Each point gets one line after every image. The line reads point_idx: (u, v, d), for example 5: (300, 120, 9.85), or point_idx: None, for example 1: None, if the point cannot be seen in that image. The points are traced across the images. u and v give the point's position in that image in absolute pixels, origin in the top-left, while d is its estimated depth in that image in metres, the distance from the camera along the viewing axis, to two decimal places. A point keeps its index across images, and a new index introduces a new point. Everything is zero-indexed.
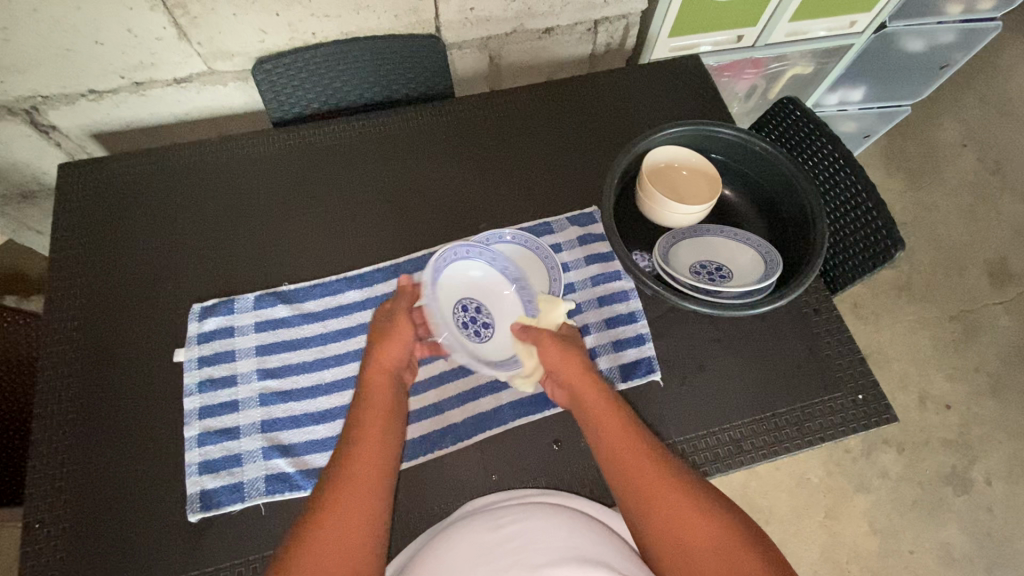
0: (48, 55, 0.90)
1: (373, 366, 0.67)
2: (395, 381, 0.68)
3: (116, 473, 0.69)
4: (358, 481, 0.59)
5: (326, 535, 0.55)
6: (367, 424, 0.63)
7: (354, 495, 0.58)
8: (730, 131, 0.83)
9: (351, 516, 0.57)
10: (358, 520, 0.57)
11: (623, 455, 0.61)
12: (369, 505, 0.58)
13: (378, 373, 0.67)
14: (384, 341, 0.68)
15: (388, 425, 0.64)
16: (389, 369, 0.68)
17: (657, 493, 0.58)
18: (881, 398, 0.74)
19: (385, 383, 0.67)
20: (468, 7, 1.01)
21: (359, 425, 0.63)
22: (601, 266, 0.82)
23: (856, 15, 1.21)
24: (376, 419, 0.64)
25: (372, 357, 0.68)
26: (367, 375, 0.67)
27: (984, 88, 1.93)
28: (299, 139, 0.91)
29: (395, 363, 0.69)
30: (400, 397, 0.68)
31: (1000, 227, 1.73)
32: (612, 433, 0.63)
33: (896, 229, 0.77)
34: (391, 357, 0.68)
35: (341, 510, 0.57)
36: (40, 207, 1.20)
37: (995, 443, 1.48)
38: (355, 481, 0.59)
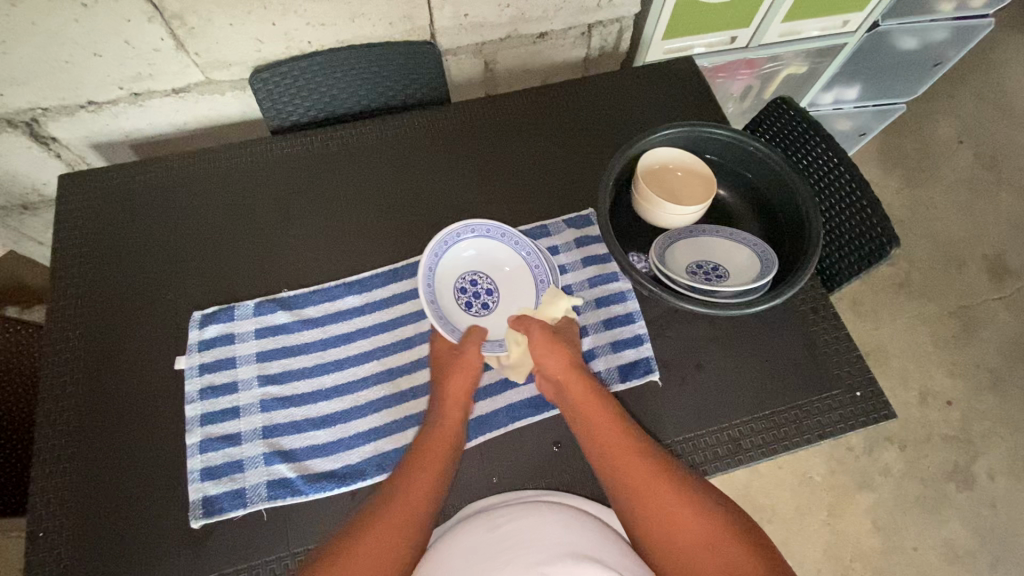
0: (48, 68, 0.91)
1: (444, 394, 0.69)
2: (463, 413, 0.69)
3: (119, 481, 0.69)
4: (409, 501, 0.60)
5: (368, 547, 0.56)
6: (429, 449, 0.65)
7: (400, 515, 0.59)
8: (725, 132, 0.83)
9: (391, 535, 0.57)
10: (397, 536, 0.58)
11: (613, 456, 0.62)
12: (414, 522, 0.59)
13: (451, 401, 0.68)
14: (458, 374, 0.69)
15: (448, 455, 0.65)
16: (462, 399, 0.69)
17: (643, 487, 0.59)
18: (879, 394, 0.74)
19: (454, 414, 0.68)
20: (462, 13, 1.02)
21: (418, 449, 0.65)
22: (598, 267, 0.83)
23: (849, 15, 1.22)
24: (438, 446, 0.65)
25: (448, 384, 0.69)
26: (439, 399, 0.68)
27: (979, 85, 1.94)
28: (297, 147, 0.92)
29: (466, 394, 0.69)
30: (463, 432, 0.68)
31: (998, 222, 1.73)
32: (600, 427, 0.64)
33: (891, 226, 0.77)
34: (461, 390, 0.69)
35: (390, 526, 0.58)
36: (41, 217, 1.20)
37: (997, 439, 1.48)
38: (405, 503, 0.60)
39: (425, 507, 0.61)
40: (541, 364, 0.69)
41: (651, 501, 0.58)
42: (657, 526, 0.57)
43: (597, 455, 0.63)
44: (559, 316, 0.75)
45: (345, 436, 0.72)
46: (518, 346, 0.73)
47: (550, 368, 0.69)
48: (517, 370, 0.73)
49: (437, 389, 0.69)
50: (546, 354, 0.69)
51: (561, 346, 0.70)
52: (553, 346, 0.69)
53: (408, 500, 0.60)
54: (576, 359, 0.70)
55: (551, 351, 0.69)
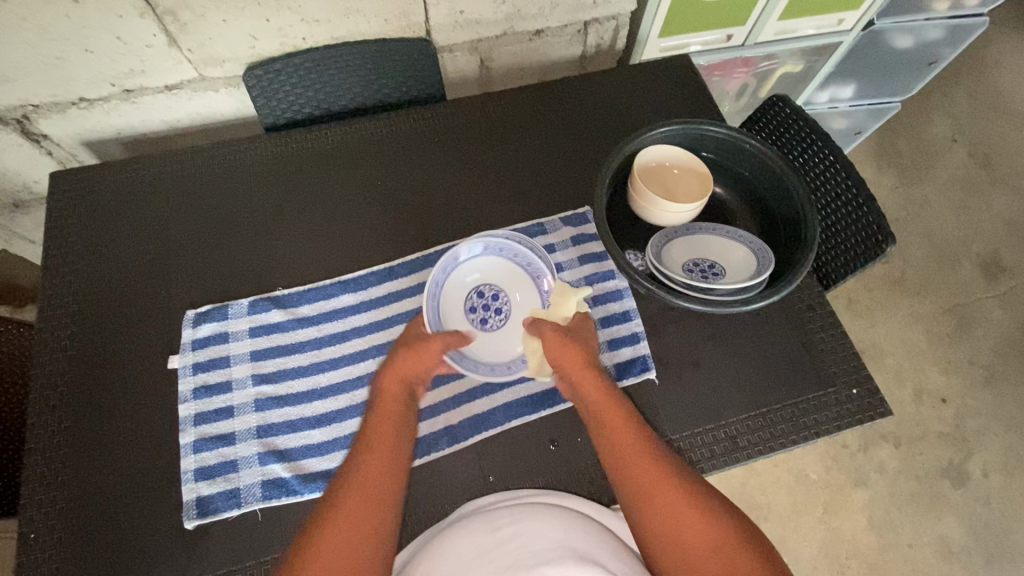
0: (38, 64, 0.90)
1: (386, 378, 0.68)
2: (408, 394, 0.68)
3: (112, 481, 0.69)
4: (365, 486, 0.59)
5: (326, 542, 0.55)
6: (379, 434, 0.63)
7: (359, 502, 0.58)
8: (722, 130, 0.83)
9: (352, 524, 0.57)
10: (364, 523, 0.57)
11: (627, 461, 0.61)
12: (374, 505, 0.58)
13: (393, 383, 0.68)
14: (405, 356, 0.68)
15: (399, 435, 0.64)
16: (404, 380, 0.68)
17: (652, 490, 0.58)
18: (876, 392, 0.74)
19: (398, 395, 0.67)
20: (458, 10, 1.02)
21: (367, 434, 0.63)
22: (594, 266, 0.82)
23: (844, 13, 1.22)
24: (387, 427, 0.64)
25: (391, 367, 0.68)
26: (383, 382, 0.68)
27: (973, 83, 1.95)
28: (291, 144, 0.91)
29: (413, 375, 0.68)
30: (411, 413, 0.67)
31: (991, 221, 1.74)
32: (615, 431, 0.63)
33: (887, 224, 0.77)
34: (410, 371, 0.68)
35: (348, 516, 0.57)
36: (32, 215, 1.19)
37: (991, 436, 1.49)
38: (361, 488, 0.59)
39: (387, 490, 0.60)
40: (557, 366, 0.68)
41: (659, 505, 0.58)
42: (665, 529, 0.57)
43: (610, 456, 0.62)
44: (571, 312, 0.74)
45: (341, 435, 0.72)
46: (535, 353, 0.72)
47: (565, 368, 0.68)
48: (542, 372, 0.72)
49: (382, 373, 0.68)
50: (564, 357, 0.68)
51: (578, 347, 0.68)
52: (569, 347, 0.68)
53: (360, 482, 0.60)
54: (592, 359, 0.68)
55: (568, 354, 0.68)
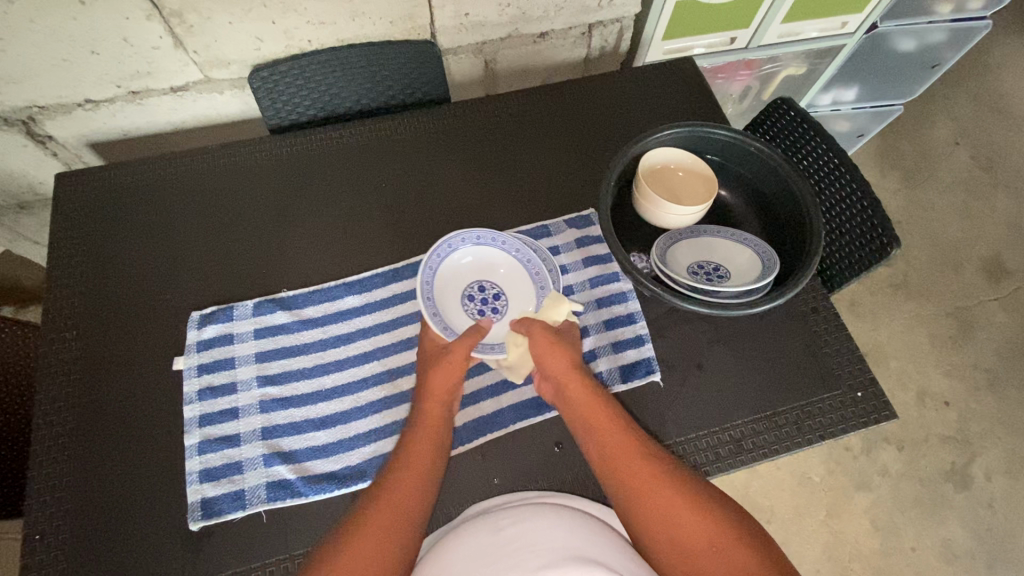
0: (45, 66, 0.90)
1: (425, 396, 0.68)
2: (444, 410, 0.68)
3: (117, 482, 0.69)
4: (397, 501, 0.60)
5: (356, 551, 0.55)
6: (415, 456, 0.63)
7: (393, 529, 0.58)
8: (726, 132, 0.83)
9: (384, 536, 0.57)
10: (397, 542, 0.57)
11: (619, 459, 0.61)
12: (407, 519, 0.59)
13: (429, 400, 0.68)
14: (439, 372, 0.68)
15: (435, 457, 0.64)
16: (440, 397, 0.68)
17: (648, 484, 0.59)
18: (880, 395, 0.74)
19: (435, 413, 0.67)
20: (463, 13, 1.02)
21: (412, 462, 0.63)
22: (599, 268, 0.82)
23: (848, 16, 1.22)
24: (422, 447, 0.64)
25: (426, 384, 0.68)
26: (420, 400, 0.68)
27: (976, 86, 1.95)
28: (295, 146, 0.91)
29: (449, 391, 0.68)
30: (448, 429, 0.68)
31: (994, 224, 1.74)
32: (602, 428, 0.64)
33: (892, 227, 0.77)
34: (444, 390, 0.68)
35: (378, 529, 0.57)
36: (37, 216, 1.19)
37: (994, 439, 1.49)
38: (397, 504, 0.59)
39: (416, 508, 0.60)
40: (542, 364, 0.69)
41: (658, 500, 0.58)
42: (664, 526, 0.56)
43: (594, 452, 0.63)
44: (561, 319, 0.74)
45: (345, 437, 0.72)
46: (518, 347, 0.71)
47: (552, 369, 0.68)
48: (515, 371, 0.72)
49: (419, 392, 0.69)
50: (548, 356, 0.68)
51: (562, 347, 0.69)
52: (555, 348, 0.69)
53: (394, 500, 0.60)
54: (577, 359, 0.69)
55: (552, 354, 0.68)
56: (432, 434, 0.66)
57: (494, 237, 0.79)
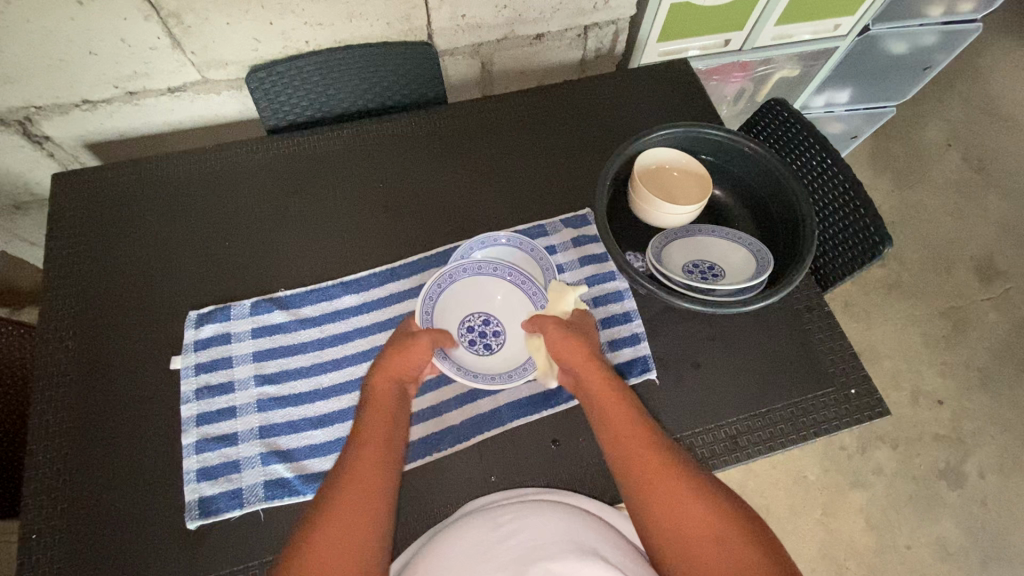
0: (41, 66, 0.90)
1: (378, 376, 0.67)
2: (399, 391, 0.68)
3: (113, 481, 0.69)
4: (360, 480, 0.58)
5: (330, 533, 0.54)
6: (373, 433, 0.62)
7: (357, 509, 0.56)
8: (721, 132, 0.84)
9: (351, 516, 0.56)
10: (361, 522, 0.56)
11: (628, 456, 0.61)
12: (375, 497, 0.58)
13: (384, 381, 0.67)
14: (395, 354, 0.68)
15: (393, 436, 0.63)
16: (395, 378, 0.68)
17: (649, 477, 0.59)
18: (873, 392, 0.75)
19: (389, 392, 0.67)
20: (460, 15, 1.03)
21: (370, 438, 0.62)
22: (595, 267, 0.83)
23: (840, 18, 1.24)
24: (379, 424, 0.64)
25: (381, 366, 0.67)
26: (375, 382, 0.67)
27: (967, 89, 1.97)
28: (293, 147, 0.92)
29: (405, 372, 0.68)
30: (403, 408, 0.67)
31: (986, 224, 1.76)
32: (618, 422, 0.64)
33: (884, 226, 0.78)
34: (401, 369, 0.68)
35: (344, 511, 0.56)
36: (33, 217, 1.19)
37: (987, 438, 1.50)
38: (359, 481, 0.58)
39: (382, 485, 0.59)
40: (559, 360, 0.69)
41: (659, 492, 0.58)
42: (664, 518, 0.57)
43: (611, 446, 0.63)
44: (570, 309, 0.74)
45: (343, 436, 0.72)
46: (537, 349, 0.72)
47: (568, 362, 0.69)
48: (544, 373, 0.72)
49: (373, 372, 0.68)
50: (565, 348, 0.68)
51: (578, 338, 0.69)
52: (570, 341, 0.69)
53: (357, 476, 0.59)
54: (593, 352, 0.69)
55: (569, 347, 0.68)
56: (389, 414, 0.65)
57: (496, 238, 0.79)
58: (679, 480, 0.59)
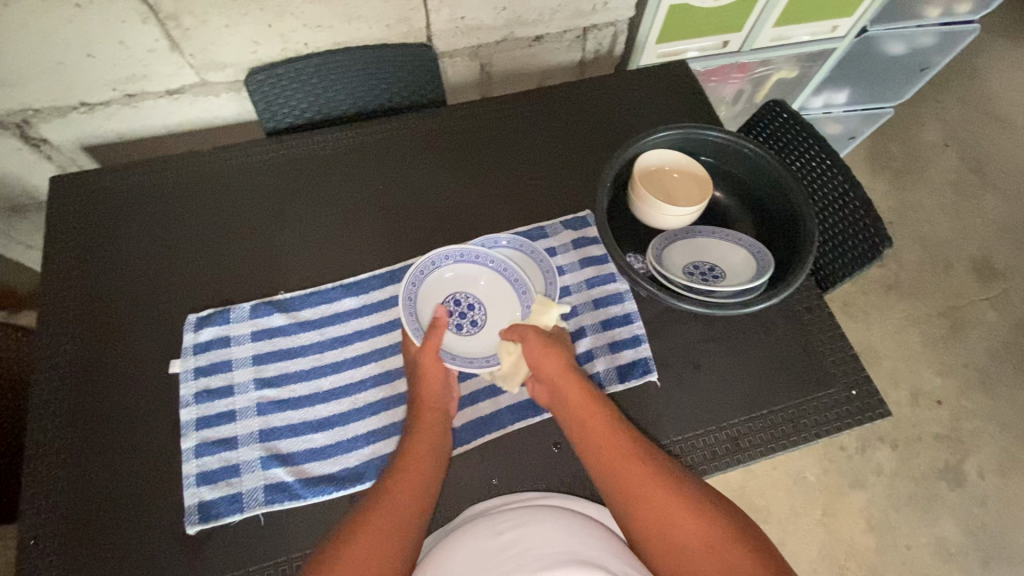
0: (40, 69, 0.90)
1: (422, 401, 0.68)
2: (441, 416, 0.69)
3: (113, 486, 0.68)
4: (401, 505, 0.60)
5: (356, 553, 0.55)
6: (413, 460, 0.64)
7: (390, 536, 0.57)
8: (720, 134, 0.85)
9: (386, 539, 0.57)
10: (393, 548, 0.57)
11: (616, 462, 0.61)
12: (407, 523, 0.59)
13: (425, 406, 0.68)
14: (425, 379, 0.69)
15: (431, 463, 0.65)
16: (433, 404, 0.69)
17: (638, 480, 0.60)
18: (875, 393, 0.75)
19: (429, 417, 0.68)
20: (459, 16, 1.03)
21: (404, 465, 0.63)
22: (595, 269, 0.83)
23: (838, 20, 1.24)
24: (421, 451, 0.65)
25: (421, 392, 0.69)
26: (417, 406, 0.68)
27: (964, 89, 1.97)
28: (292, 149, 0.91)
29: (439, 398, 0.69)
30: (444, 434, 0.68)
31: (984, 225, 1.76)
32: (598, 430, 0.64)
33: (883, 227, 0.78)
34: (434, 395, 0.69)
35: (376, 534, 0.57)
36: (31, 220, 1.19)
37: (987, 437, 1.50)
38: (400, 508, 0.60)
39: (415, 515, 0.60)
40: (536, 367, 0.69)
41: (654, 499, 0.58)
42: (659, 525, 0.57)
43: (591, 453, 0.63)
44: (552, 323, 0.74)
45: (343, 439, 0.71)
46: (510, 354, 0.72)
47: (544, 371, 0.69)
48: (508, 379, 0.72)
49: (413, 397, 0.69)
50: (543, 357, 0.69)
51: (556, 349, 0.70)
52: (547, 350, 0.69)
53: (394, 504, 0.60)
54: (569, 360, 0.70)
55: (547, 356, 0.69)
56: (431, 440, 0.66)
57: (496, 240, 0.80)
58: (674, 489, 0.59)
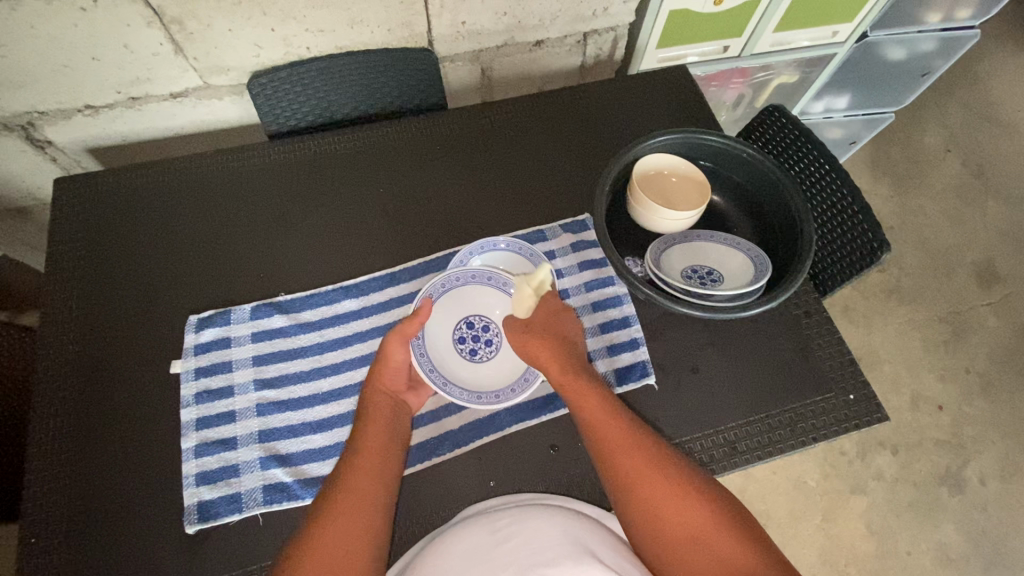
0: (46, 71, 0.91)
1: (373, 390, 0.70)
2: (395, 401, 0.70)
3: (113, 486, 0.69)
4: (359, 491, 0.61)
5: (322, 546, 0.57)
6: (369, 445, 0.65)
7: (352, 523, 0.59)
8: (719, 138, 0.85)
9: (351, 524, 0.59)
10: (356, 536, 0.58)
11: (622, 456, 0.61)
12: (370, 509, 0.60)
13: (380, 393, 0.69)
14: (380, 367, 0.70)
15: (388, 446, 0.66)
16: (388, 390, 0.70)
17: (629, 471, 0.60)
18: (872, 397, 0.75)
19: (383, 402, 0.69)
20: (460, 21, 1.03)
21: (360, 450, 0.64)
22: (594, 272, 0.83)
23: (838, 25, 1.24)
24: (375, 436, 0.66)
25: (372, 381, 0.70)
26: (369, 395, 0.69)
27: (966, 94, 1.97)
28: (294, 152, 0.92)
29: (393, 384, 0.71)
30: (401, 418, 0.69)
31: (986, 230, 1.76)
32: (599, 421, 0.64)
33: (882, 232, 0.78)
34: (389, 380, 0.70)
35: (339, 522, 0.58)
36: (35, 222, 1.20)
37: (988, 443, 1.49)
38: (360, 492, 0.61)
39: (378, 499, 0.61)
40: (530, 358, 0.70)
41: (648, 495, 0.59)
42: (654, 521, 0.58)
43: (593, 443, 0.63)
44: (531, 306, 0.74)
45: (341, 441, 0.72)
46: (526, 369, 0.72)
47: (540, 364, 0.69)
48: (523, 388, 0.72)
49: (368, 385, 0.70)
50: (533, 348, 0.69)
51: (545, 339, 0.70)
52: (535, 344, 0.69)
53: (355, 491, 0.61)
54: (562, 349, 0.70)
55: (536, 347, 0.69)
56: (387, 425, 0.67)
57: (495, 243, 0.80)
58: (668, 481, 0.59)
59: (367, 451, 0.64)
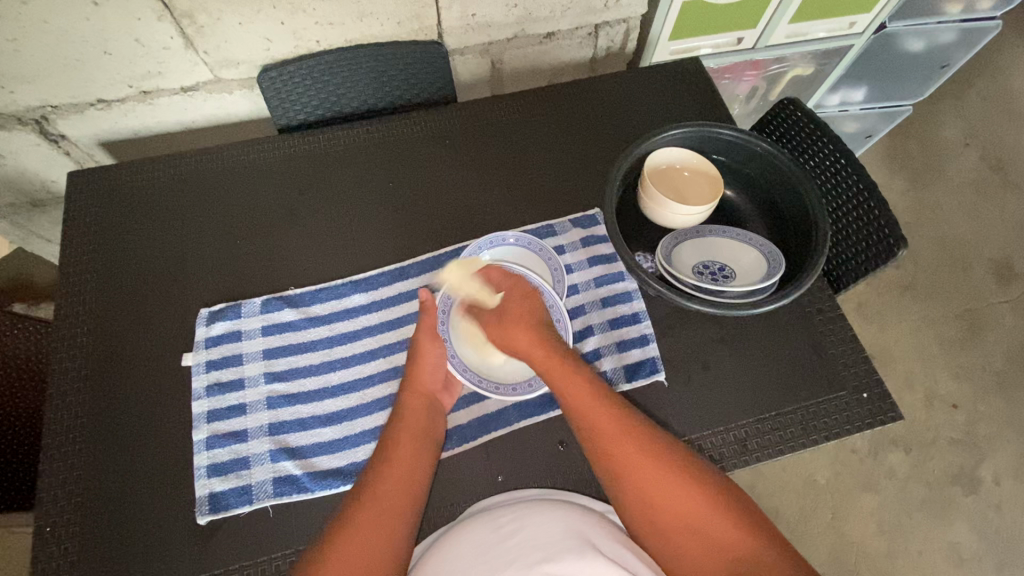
0: (58, 65, 0.92)
1: (410, 390, 0.70)
2: (431, 403, 0.70)
3: (127, 475, 0.70)
4: (388, 500, 0.62)
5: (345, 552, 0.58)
6: (400, 450, 0.65)
7: (377, 532, 0.60)
8: (734, 132, 0.84)
9: (374, 533, 0.60)
10: (379, 543, 0.59)
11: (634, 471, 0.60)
12: (398, 518, 0.61)
13: (416, 395, 0.70)
14: (414, 367, 0.71)
15: (419, 452, 0.66)
16: (426, 392, 0.70)
17: (602, 430, 0.63)
18: (886, 396, 0.74)
19: (421, 405, 0.69)
20: (470, 13, 1.03)
21: (391, 455, 0.65)
22: (604, 267, 0.83)
23: (856, 16, 1.22)
24: (407, 442, 0.66)
25: (408, 382, 0.70)
26: (405, 397, 0.69)
27: (985, 87, 1.93)
28: (304, 145, 0.92)
29: (430, 386, 0.71)
30: (436, 420, 0.70)
31: (1004, 225, 1.73)
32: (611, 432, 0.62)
33: (899, 228, 0.77)
34: (426, 381, 0.71)
35: (365, 529, 0.60)
36: (50, 215, 1.21)
37: (1004, 443, 1.47)
38: (385, 500, 0.62)
39: (405, 507, 0.62)
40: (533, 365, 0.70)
41: (656, 486, 0.59)
42: (640, 496, 0.59)
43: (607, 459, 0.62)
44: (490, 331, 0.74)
45: (351, 434, 0.72)
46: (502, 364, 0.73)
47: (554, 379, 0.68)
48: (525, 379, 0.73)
49: (403, 385, 0.71)
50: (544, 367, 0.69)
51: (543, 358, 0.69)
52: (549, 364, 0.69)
53: (382, 499, 0.62)
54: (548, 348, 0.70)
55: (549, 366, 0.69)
56: (420, 431, 0.67)
57: (504, 237, 0.81)
58: (675, 478, 0.59)
59: (395, 458, 0.65)
